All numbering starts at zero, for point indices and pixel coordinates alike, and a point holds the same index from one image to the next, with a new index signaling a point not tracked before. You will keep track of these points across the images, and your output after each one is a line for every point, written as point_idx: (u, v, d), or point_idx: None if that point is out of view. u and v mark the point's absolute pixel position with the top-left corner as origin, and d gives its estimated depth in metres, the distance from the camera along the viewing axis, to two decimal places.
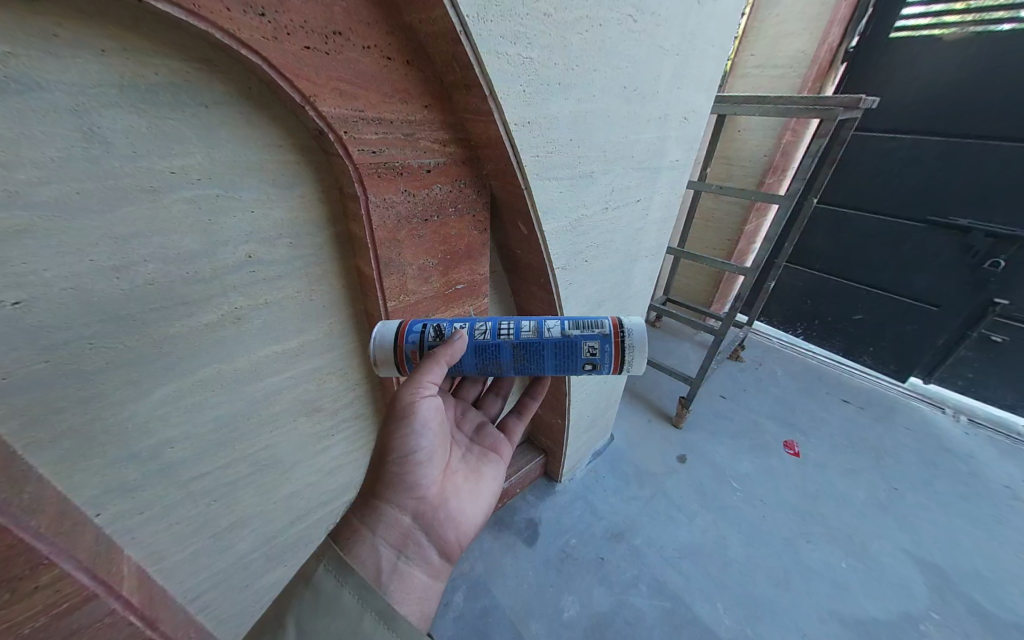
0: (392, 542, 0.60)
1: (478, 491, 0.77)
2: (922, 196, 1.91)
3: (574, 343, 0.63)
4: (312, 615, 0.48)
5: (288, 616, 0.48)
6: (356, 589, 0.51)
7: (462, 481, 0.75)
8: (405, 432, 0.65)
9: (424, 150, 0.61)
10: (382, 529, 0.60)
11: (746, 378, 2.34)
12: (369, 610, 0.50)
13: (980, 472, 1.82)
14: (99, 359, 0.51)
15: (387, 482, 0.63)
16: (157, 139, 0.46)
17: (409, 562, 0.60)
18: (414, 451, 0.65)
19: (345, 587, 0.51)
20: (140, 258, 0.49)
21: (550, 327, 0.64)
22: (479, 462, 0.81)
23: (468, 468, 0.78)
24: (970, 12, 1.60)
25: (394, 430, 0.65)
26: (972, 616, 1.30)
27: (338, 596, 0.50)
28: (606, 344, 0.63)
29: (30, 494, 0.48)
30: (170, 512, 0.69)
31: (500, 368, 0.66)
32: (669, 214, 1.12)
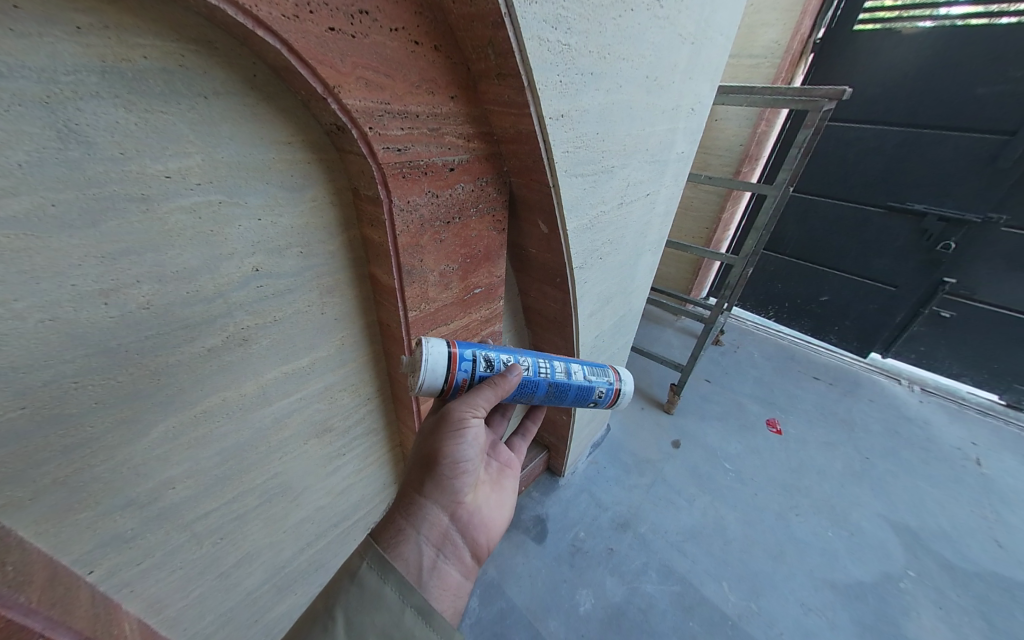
0: (433, 541, 0.56)
1: (507, 501, 0.71)
2: (883, 183, 2.02)
3: (592, 387, 0.68)
4: (355, 608, 0.47)
5: (336, 609, 0.47)
6: (398, 585, 0.49)
7: (492, 489, 0.69)
8: (453, 442, 0.58)
9: (449, 146, 0.56)
10: (423, 528, 0.56)
11: (728, 361, 2.44)
12: (410, 605, 0.49)
13: (936, 436, 2.00)
14: (85, 399, 0.44)
15: (432, 483, 0.58)
16: (147, 138, 0.38)
17: (448, 564, 0.57)
18: (461, 459, 0.59)
19: (387, 583, 0.49)
20: (132, 278, 0.42)
21: (575, 371, 0.67)
22: (503, 473, 0.74)
23: (494, 478, 0.71)
24: (897, 9, 1.75)
25: (441, 438, 0.58)
26: (941, 570, 1.43)
27: (380, 591, 0.49)
28: (611, 393, 0.71)
29: (14, 566, 0.41)
30: (172, 557, 0.61)
31: (529, 402, 0.66)
32: (672, 207, 1.12)
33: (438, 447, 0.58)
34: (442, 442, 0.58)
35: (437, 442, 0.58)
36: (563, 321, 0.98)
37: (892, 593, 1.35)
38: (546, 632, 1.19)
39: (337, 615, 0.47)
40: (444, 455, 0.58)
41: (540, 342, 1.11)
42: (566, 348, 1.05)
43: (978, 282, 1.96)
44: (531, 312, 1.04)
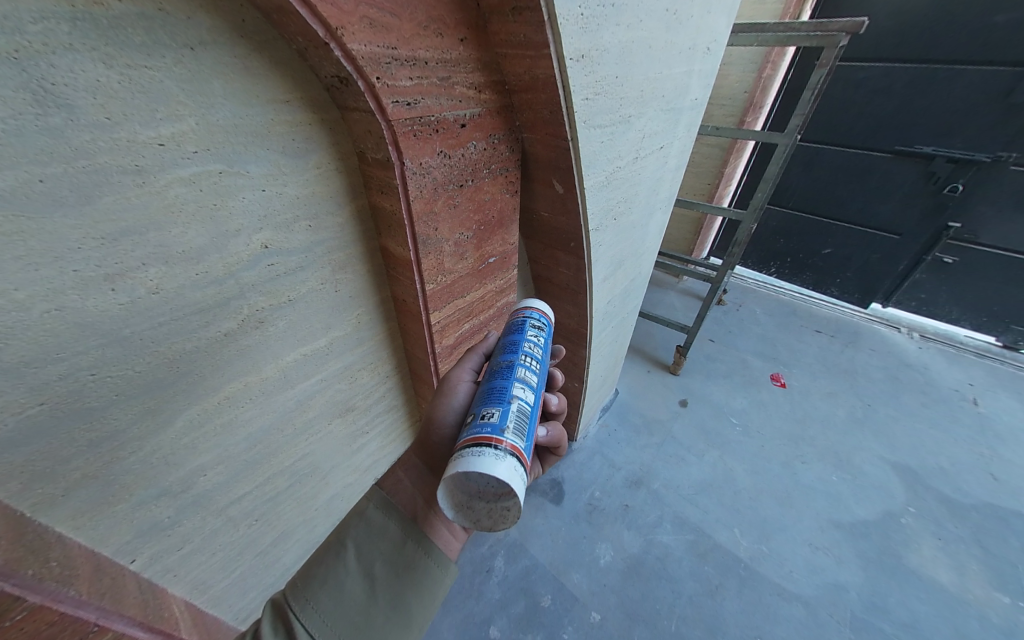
0: (432, 495, 0.51)
1: None
2: (891, 125, 1.94)
3: (499, 402, 0.44)
4: (365, 541, 0.45)
5: (347, 539, 0.45)
6: (402, 521, 0.47)
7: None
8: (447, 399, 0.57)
9: (459, 98, 0.51)
10: (422, 481, 0.52)
11: (731, 319, 2.44)
12: (410, 538, 0.46)
13: (934, 380, 2.04)
14: (105, 391, 0.42)
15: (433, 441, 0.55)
16: (133, 99, 0.34)
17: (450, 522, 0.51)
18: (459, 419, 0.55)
19: (392, 518, 0.47)
20: (137, 261, 0.39)
21: (525, 388, 0.47)
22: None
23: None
24: None
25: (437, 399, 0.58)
26: (939, 503, 1.50)
27: (386, 525, 0.46)
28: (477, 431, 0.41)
29: (58, 560, 0.40)
30: (211, 541, 0.62)
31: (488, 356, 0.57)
32: (683, 161, 1.07)
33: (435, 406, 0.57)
34: (438, 400, 0.57)
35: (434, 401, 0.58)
36: (576, 288, 0.96)
37: (894, 529, 1.42)
38: (570, 584, 1.24)
39: (348, 547, 0.44)
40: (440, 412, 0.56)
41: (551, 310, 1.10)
42: (579, 316, 1.04)
43: (982, 225, 1.94)
44: (542, 281, 1.02)
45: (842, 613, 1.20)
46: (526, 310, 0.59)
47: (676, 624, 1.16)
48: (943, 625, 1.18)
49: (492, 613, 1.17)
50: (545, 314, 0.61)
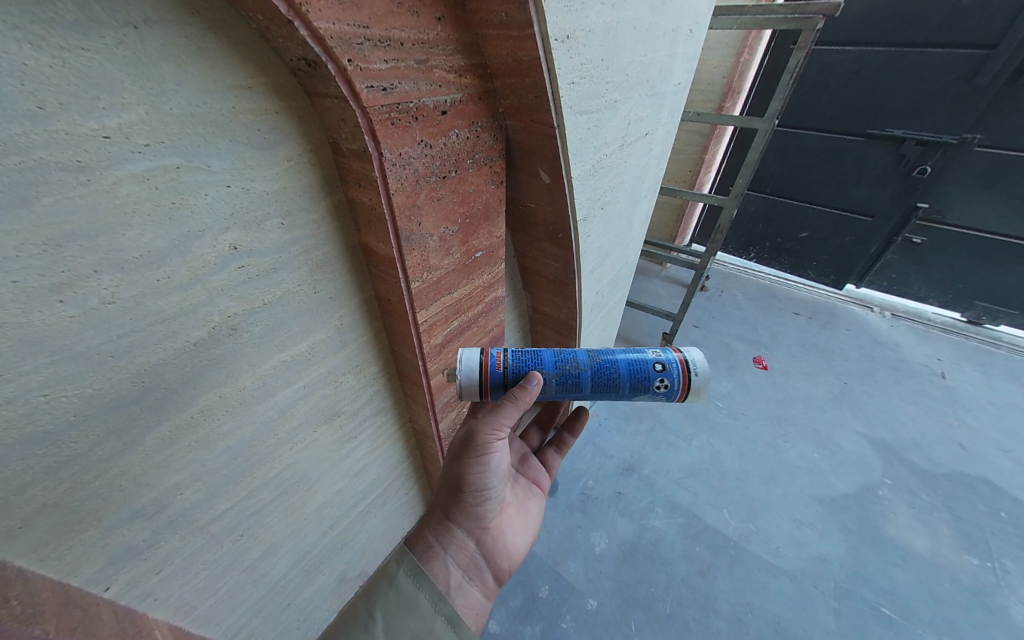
0: (460, 562, 0.55)
1: (529, 524, 0.70)
2: (864, 109, 1.98)
3: (644, 351, 0.60)
4: (394, 612, 0.46)
5: (376, 610, 0.46)
6: (432, 594, 0.49)
7: (517, 513, 0.69)
8: (480, 465, 0.58)
9: (439, 82, 0.49)
10: (452, 547, 0.56)
11: (714, 305, 2.48)
12: (440, 613, 0.48)
13: (906, 356, 2.13)
14: (60, 412, 0.38)
15: (462, 504, 0.58)
16: (70, 86, 0.30)
17: (475, 585, 0.56)
18: (487, 484, 0.59)
19: (422, 591, 0.49)
20: (87, 268, 0.35)
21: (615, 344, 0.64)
22: (529, 494, 0.75)
23: (519, 499, 0.72)
24: None
25: (468, 461, 0.58)
26: (912, 473, 1.58)
27: (416, 599, 0.48)
28: (674, 367, 0.59)
29: (19, 599, 0.37)
30: (194, 560, 0.58)
31: (576, 384, 0.59)
32: (667, 147, 1.06)
33: (466, 469, 0.58)
34: (471, 464, 0.57)
35: (466, 464, 0.57)
36: (564, 280, 0.94)
37: (872, 500, 1.49)
38: (567, 574, 1.25)
39: (377, 618, 0.46)
40: (472, 476, 0.58)
41: (539, 303, 1.08)
42: (568, 307, 1.03)
43: (949, 206, 2.01)
44: (529, 273, 1.00)
45: (826, 583, 1.25)
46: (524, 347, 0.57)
47: (671, 605, 1.19)
48: (918, 589, 1.24)
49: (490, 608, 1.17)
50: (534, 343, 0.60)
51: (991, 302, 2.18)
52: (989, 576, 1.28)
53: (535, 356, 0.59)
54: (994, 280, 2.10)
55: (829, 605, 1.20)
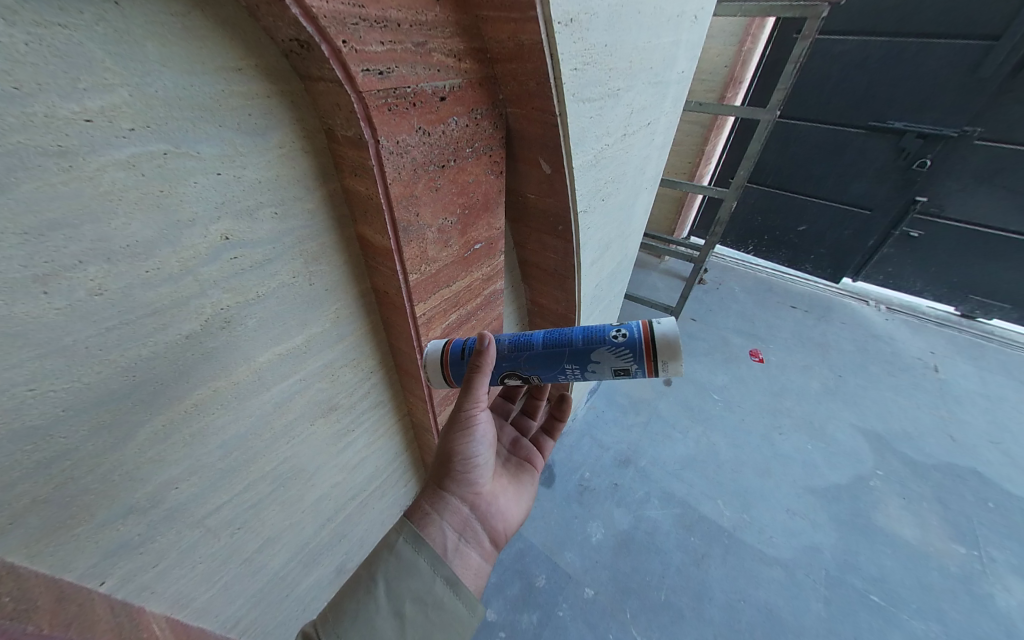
0: (455, 526, 0.55)
1: (524, 495, 0.70)
2: (866, 101, 1.96)
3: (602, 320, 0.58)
4: (395, 576, 0.47)
5: (377, 575, 0.47)
6: (431, 556, 0.49)
7: (510, 483, 0.69)
8: (467, 433, 0.58)
9: (438, 67, 0.47)
10: (446, 513, 0.56)
11: (711, 298, 2.48)
12: (439, 575, 0.49)
13: (900, 349, 2.15)
14: (48, 407, 0.37)
15: (452, 472, 0.58)
16: (48, 65, 0.28)
17: (472, 548, 0.56)
18: (475, 452, 0.60)
19: (422, 555, 0.49)
20: (71, 259, 0.34)
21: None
22: (522, 467, 0.76)
23: (513, 472, 0.73)
24: None
25: (455, 431, 0.58)
26: (903, 465, 1.60)
27: (417, 563, 0.48)
28: (632, 322, 0.54)
29: (11, 596, 0.36)
30: (191, 554, 0.58)
31: (528, 342, 0.57)
32: (668, 138, 1.04)
33: (454, 439, 0.58)
34: (457, 432, 0.58)
35: (453, 434, 0.58)
36: (564, 273, 0.93)
37: (864, 491, 1.51)
38: (563, 563, 1.26)
39: (378, 581, 0.46)
40: (460, 445, 0.58)
41: (537, 296, 1.07)
42: (567, 300, 1.02)
43: (947, 199, 2.00)
44: (528, 266, 0.99)
45: (817, 572, 1.27)
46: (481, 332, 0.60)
47: (666, 594, 1.21)
48: (907, 577, 1.27)
49: (489, 597, 1.18)
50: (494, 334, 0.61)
51: (985, 296, 2.19)
52: (975, 565, 1.31)
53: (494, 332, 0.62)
54: (990, 273, 2.11)
55: (820, 593, 1.22)
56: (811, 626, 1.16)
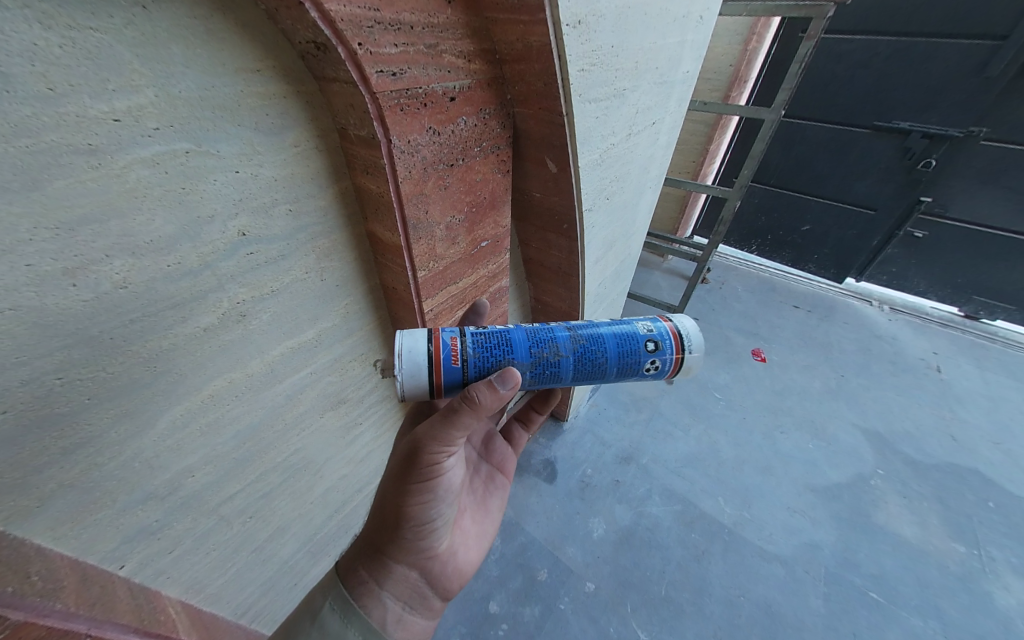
0: (400, 595, 0.48)
1: (488, 524, 0.64)
2: (871, 100, 1.95)
3: (632, 328, 0.54)
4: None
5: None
6: (362, 630, 0.44)
7: (472, 520, 0.61)
8: (424, 493, 0.47)
9: (448, 68, 0.48)
10: (390, 580, 0.47)
11: (714, 297, 2.48)
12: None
13: (902, 350, 2.15)
14: (75, 395, 0.38)
15: (403, 534, 0.48)
16: (80, 67, 0.30)
17: (418, 615, 0.49)
18: (432, 516, 0.49)
19: (350, 628, 0.43)
20: (100, 253, 0.35)
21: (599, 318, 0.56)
22: (488, 491, 0.67)
23: (477, 499, 0.64)
24: None
25: (409, 484, 0.46)
26: (904, 464, 1.61)
27: (342, 638, 0.43)
28: (667, 344, 0.54)
29: (40, 575, 0.38)
30: (204, 541, 0.60)
31: (556, 373, 0.52)
32: (673, 138, 1.05)
33: (406, 501, 0.47)
34: (412, 495, 0.47)
35: (406, 495, 0.46)
36: (568, 271, 0.94)
37: (864, 490, 1.52)
38: (565, 558, 1.28)
39: None
40: (413, 508, 0.47)
41: (542, 293, 1.08)
42: (571, 298, 1.03)
43: (952, 200, 2.00)
44: (533, 264, 1.00)
45: (816, 569, 1.28)
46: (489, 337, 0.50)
47: (666, 589, 1.22)
48: (906, 575, 1.28)
49: (491, 590, 1.20)
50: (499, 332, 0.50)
51: (989, 297, 2.18)
52: (974, 563, 1.32)
53: (503, 338, 0.50)
54: (994, 274, 2.11)
55: (819, 590, 1.23)
56: (810, 622, 1.17)
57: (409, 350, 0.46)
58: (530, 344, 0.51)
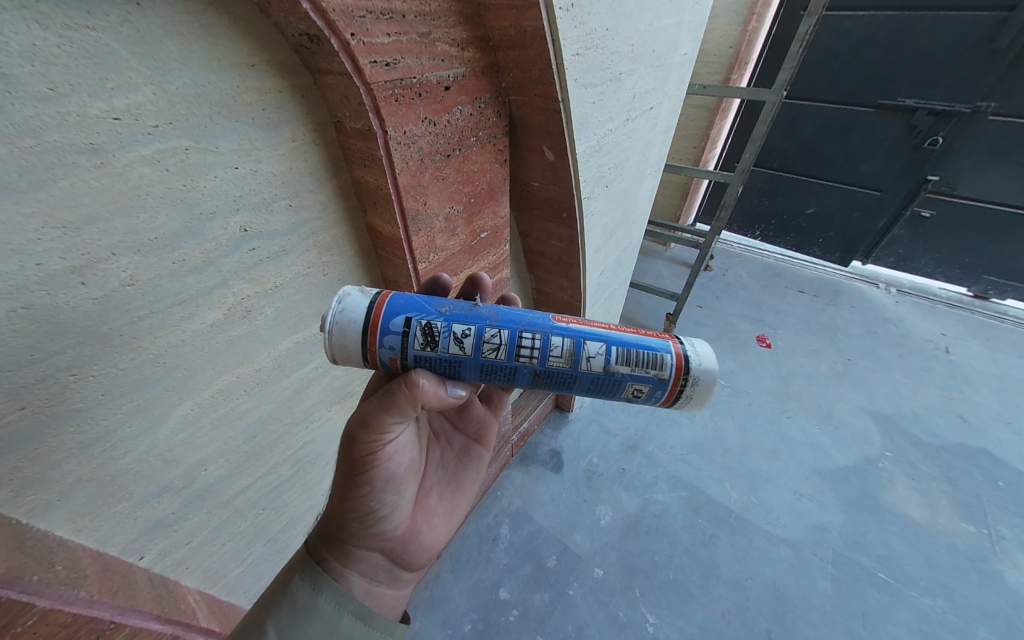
0: (365, 572, 0.48)
1: (457, 499, 0.64)
2: (876, 78, 1.91)
3: (618, 382, 0.44)
4: (288, 622, 0.41)
5: (267, 622, 0.41)
6: (333, 595, 0.43)
7: (440, 497, 0.61)
8: (380, 473, 0.48)
9: (442, 57, 0.48)
10: (353, 560, 0.48)
11: (717, 284, 2.46)
12: (347, 612, 0.44)
13: (910, 332, 2.13)
14: (89, 391, 0.39)
15: (362, 515, 0.48)
16: (78, 66, 0.30)
17: (386, 586, 0.51)
18: (392, 493, 0.50)
19: (322, 594, 0.43)
20: (105, 251, 0.36)
21: (591, 354, 0.43)
22: (460, 467, 0.67)
23: (447, 476, 0.64)
24: None
25: (363, 469, 0.46)
26: (912, 446, 1.60)
27: (315, 605, 0.42)
28: (651, 402, 0.46)
29: (63, 564, 0.40)
30: (219, 533, 0.61)
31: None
32: (672, 122, 1.04)
33: (364, 481, 0.47)
34: (368, 476, 0.47)
35: (362, 475, 0.46)
36: (569, 260, 0.94)
37: (872, 472, 1.52)
38: (573, 545, 1.29)
39: (268, 629, 0.40)
40: (373, 487, 0.48)
41: (543, 284, 1.09)
42: (572, 288, 1.03)
43: (960, 178, 1.96)
44: (533, 254, 1.00)
45: (824, 551, 1.29)
46: (433, 354, 0.42)
47: (674, 573, 1.24)
48: (914, 556, 1.28)
49: (501, 577, 1.22)
50: (445, 329, 0.41)
51: (999, 276, 2.15)
52: (984, 542, 1.32)
53: (452, 367, 0.42)
54: (1003, 252, 2.07)
55: (827, 571, 1.24)
56: (818, 603, 1.18)
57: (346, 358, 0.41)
58: (485, 367, 0.43)
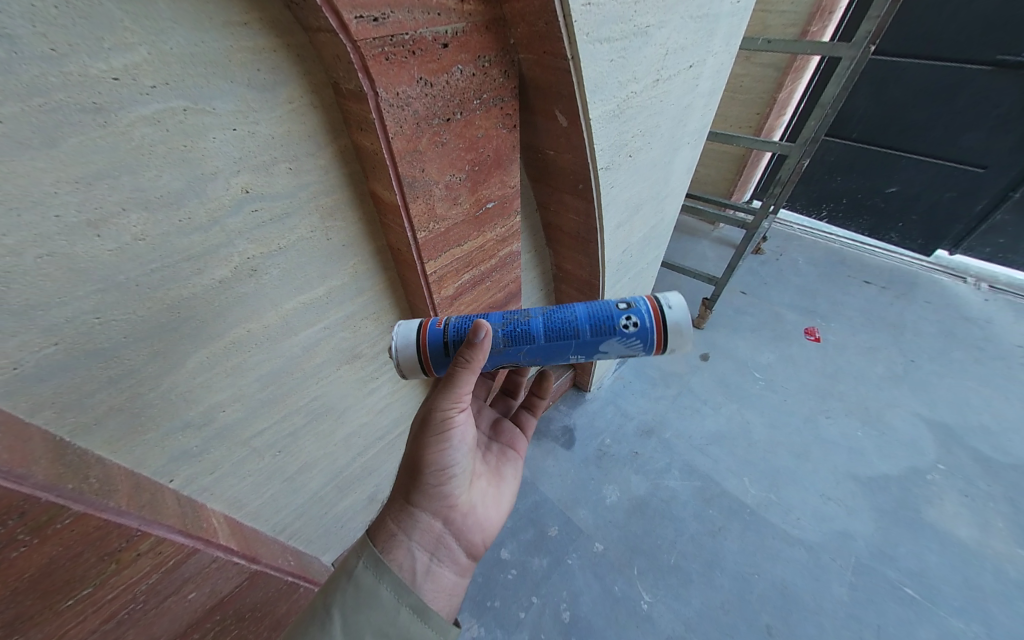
0: (427, 545, 0.54)
1: (504, 495, 0.67)
2: (998, 30, 1.55)
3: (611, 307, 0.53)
4: (351, 607, 0.45)
5: (333, 606, 0.45)
6: (393, 584, 0.48)
7: (489, 485, 0.65)
8: (439, 444, 0.54)
9: (438, 10, 0.45)
10: (416, 532, 0.53)
11: (768, 270, 2.26)
12: (405, 604, 0.48)
13: (996, 335, 1.85)
14: (113, 333, 0.45)
15: (422, 488, 0.55)
16: (76, 27, 0.31)
17: (445, 567, 0.54)
18: (451, 464, 0.56)
19: (383, 582, 0.48)
20: (116, 207, 0.39)
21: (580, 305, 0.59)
22: (501, 464, 0.71)
23: (490, 470, 0.68)
24: None
25: (424, 442, 0.54)
26: (973, 461, 1.43)
27: (376, 591, 0.47)
28: (643, 307, 0.53)
29: (98, 477, 0.47)
30: (239, 467, 0.69)
31: (527, 334, 0.53)
32: (720, 83, 0.93)
33: (423, 450, 0.54)
34: (428, 444, 0.53)
35: (423, 445, 0.54)
36: (587, 235, 0.90)
37: (917, 484, 1.38)
38: (576, 519, 1.32)
39: (335, 614, 0.45)
40: (434, 460, 0.54)
41: (562, 260, 1.06)
42: (591, 266, 0.99)
43: None
44: (552, 229, 0.97)
45: (845, 557, 1.22)
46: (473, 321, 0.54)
47: (675, 558, 1.23)
48: (951, 575, 1.18)
49: (503, 538, 1.28)
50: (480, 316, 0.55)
51: None
52: None
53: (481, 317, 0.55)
54: None
55: (845, 578, 1.18)
56: (828, 607, 1.13)
57: (404, 349, 0.54)
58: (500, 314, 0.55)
